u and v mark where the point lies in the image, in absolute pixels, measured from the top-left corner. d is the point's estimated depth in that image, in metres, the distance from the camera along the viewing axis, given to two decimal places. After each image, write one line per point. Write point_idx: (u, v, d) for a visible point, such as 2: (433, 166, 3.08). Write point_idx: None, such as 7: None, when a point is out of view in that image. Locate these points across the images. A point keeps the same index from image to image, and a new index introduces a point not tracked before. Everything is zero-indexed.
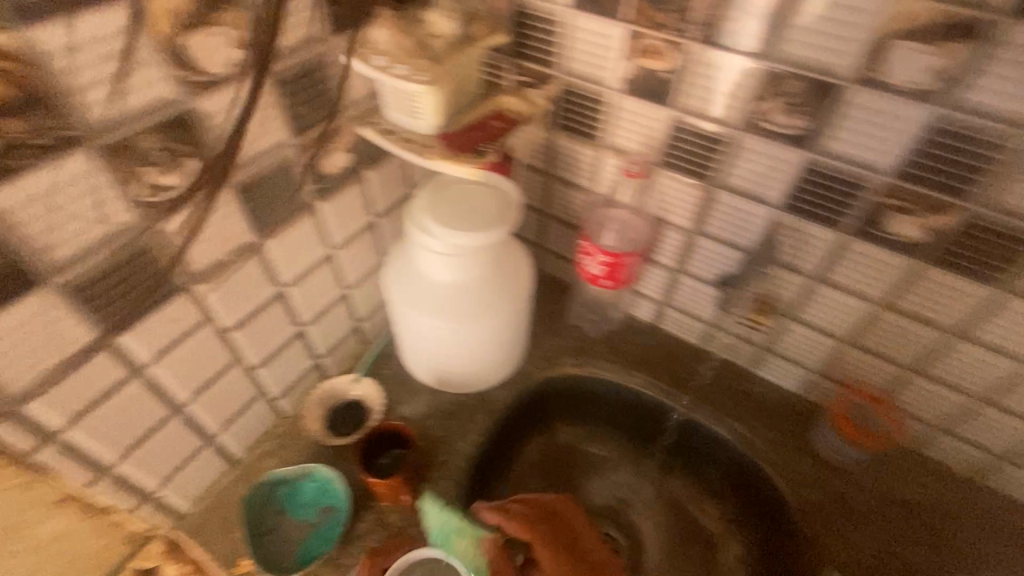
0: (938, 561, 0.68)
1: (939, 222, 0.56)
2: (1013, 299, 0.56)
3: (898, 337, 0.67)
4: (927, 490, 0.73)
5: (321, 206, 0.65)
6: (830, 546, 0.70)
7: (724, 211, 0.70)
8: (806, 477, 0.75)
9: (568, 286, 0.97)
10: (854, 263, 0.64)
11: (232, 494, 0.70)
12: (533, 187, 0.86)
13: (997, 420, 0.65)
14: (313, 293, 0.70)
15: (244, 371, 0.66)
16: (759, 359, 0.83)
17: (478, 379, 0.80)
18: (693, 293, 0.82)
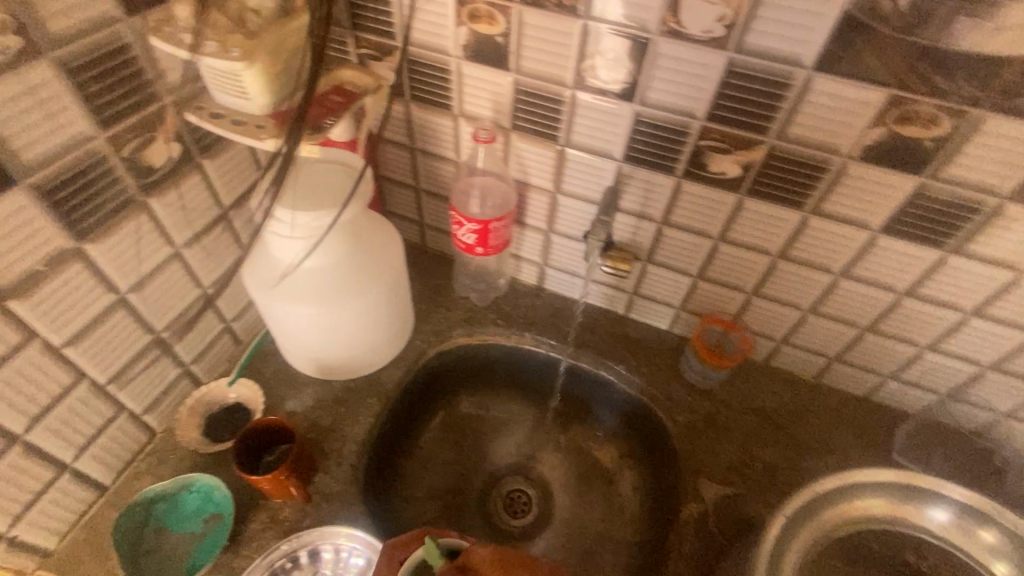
0: (792, 454, 0.78)
1: (749, 158, 0.63)
2: (811, 219, 0.66)
3: (737, 265, 0.76)
4: (781, 395, 0.84)
5: (154, 203, 0.61)
6: (701, 459, 0.77)
7: (575, 168, 0.73)
8: (681, 401, 0.82)
9: (452, 259, 0.98)
10: (690, 204, 0.71)
11: (104, 520, 0.66)
12: (399, 163, 0.85)
13: (817, 323, 0.78)
14: (164, 297, 0.66)
15: (94, 389, 0.61)
16: (632, 303, 0.89)
17: (363, 362, 0.79)
18: (566, 250, 0.86)
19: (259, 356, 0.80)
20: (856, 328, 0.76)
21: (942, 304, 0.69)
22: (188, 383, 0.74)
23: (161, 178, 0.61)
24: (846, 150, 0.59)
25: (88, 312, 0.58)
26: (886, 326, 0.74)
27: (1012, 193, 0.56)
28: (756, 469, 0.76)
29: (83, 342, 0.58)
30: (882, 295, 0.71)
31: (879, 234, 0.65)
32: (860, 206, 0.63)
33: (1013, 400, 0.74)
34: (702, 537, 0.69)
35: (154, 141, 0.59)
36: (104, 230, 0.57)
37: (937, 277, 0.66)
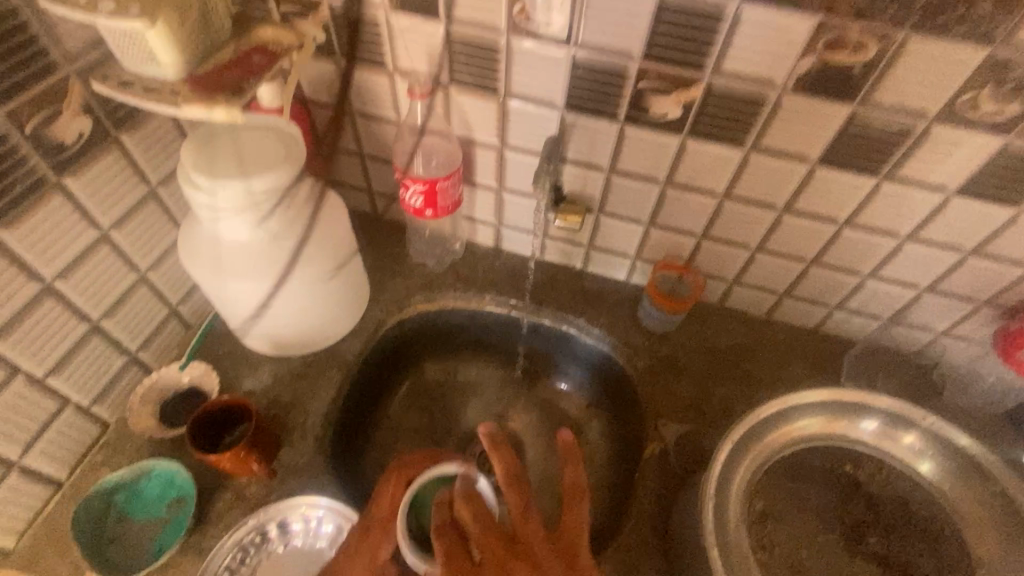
0: (748, 388, 0.81)
1: (689, 97, 0.63)
2: (753, 155, 0.67)
3: (686, 209, 0.76)
4: (736, 333, 0.86)
5: (71, 183, 0.57)
6: (660, 400, 0.79)
7: (518, 120, 0.71)
8: (641, 348, 0.84)
9: (403, 226, 0.94)
10: (635, 150, 0.71)
11: (62, 515, 0.64)
12: (338, 128, 0.81)
13: (766, 261, 0.80)
14: (98, 283, 0.63)
15: (31, 383, 0.59)
16: (588, 257, 0.89)
17: (320, 335, 0.77)
18: (519, 207, 0.84)
19: (210, 338, 0.77)
20: (803, 262, 0.78)
21: (879, 231, 0.71)
22: (137, 371, 0.71)
23: (75, 156, 0.57)
24: (780, 82, 0.59)
25: (12, 302, 0.55)
26: (830, 257, 0.76)
27: (937, 114, 0.58)
28: (713, 404, 0.79)
29: (11, 335, 0.55)
30: (825, 227, 0.73)
31: (818, 166, 0.66)
32: (797, 139, 0.64)
33: (948, 318, 0.78)
34: (664, 472, 0.72)
35: (61, 115, 0.54)
36: (18, 215, 0.53)
37: (873, 204, 0.68)
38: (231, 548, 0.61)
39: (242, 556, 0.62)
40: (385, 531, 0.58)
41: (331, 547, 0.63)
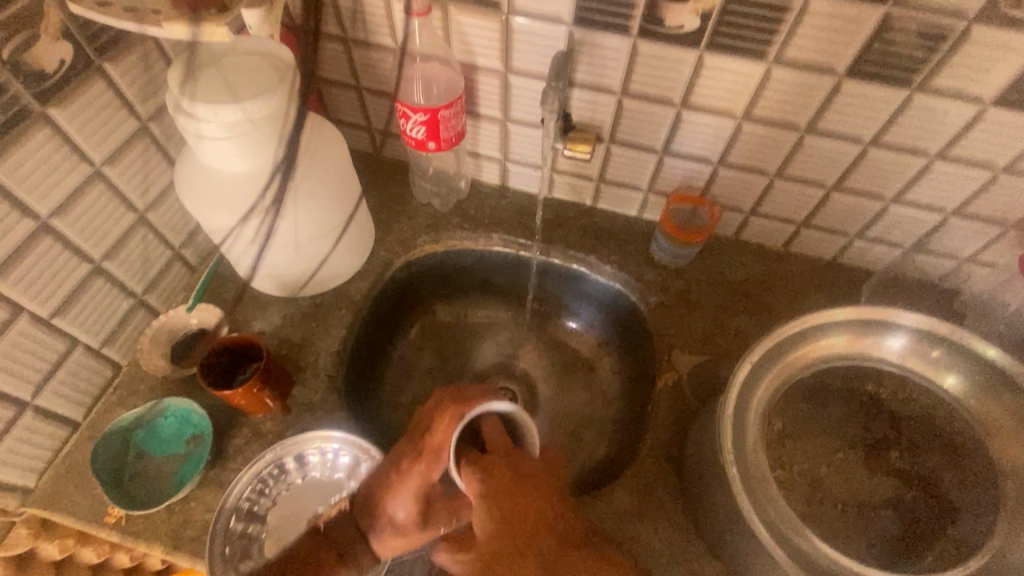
0: (764, 321, 0.79)
1: (708, 4, 0.58)
2: (774, 70, 0.63)
3: (701, 134, 0.72)
4: (751, 267, 0.84)
5: (56, 114, 0.54)
6: (674, 333, 0.78)
7: (524, 40, 0.67)
8: (655, 282, 0.82)
9: (405, 164, 0.91)
10: (649, 68, 0.66)
11: (82, 454, 0.66)
12: (333, 58, 0.77)
13: (785, 188, 0.76)
14: (96, 222, 0.61)
15: (38, 324, 0.58)
16: (598, 192, 0.86)
17: (325, 275, 0.76)
18: (526, 140, 0.81)
19: (216, 281, 0.76)
20: (823, 188, 0.75)
21: (906, 151, 0.67)
22: (145, 314, 0.71)
23: (59, 85, 0.54)
24: None
25: (9, 239, 0.54)
26: (853, 182, 0.73)
27: (977, 14, 0.54)
28: (727, 336, 0.78)
29: (11, 274, 0.54)
30: (849, 149, 0.69)
31: (845, 79, 0.62)
32: (824, 49, 0.60)
33: (974, 244, 0.75)
34: (676, 402, 0.72)
35: (39, 38, 0.51)
36: (4, 147, 0.51)
37: (901, 120, 0.64)
38: (250, 480, 0.62)
39: (262, 487, 0.63)
40: (437, 462, 0.52)
41: (349, 478, 0.64)
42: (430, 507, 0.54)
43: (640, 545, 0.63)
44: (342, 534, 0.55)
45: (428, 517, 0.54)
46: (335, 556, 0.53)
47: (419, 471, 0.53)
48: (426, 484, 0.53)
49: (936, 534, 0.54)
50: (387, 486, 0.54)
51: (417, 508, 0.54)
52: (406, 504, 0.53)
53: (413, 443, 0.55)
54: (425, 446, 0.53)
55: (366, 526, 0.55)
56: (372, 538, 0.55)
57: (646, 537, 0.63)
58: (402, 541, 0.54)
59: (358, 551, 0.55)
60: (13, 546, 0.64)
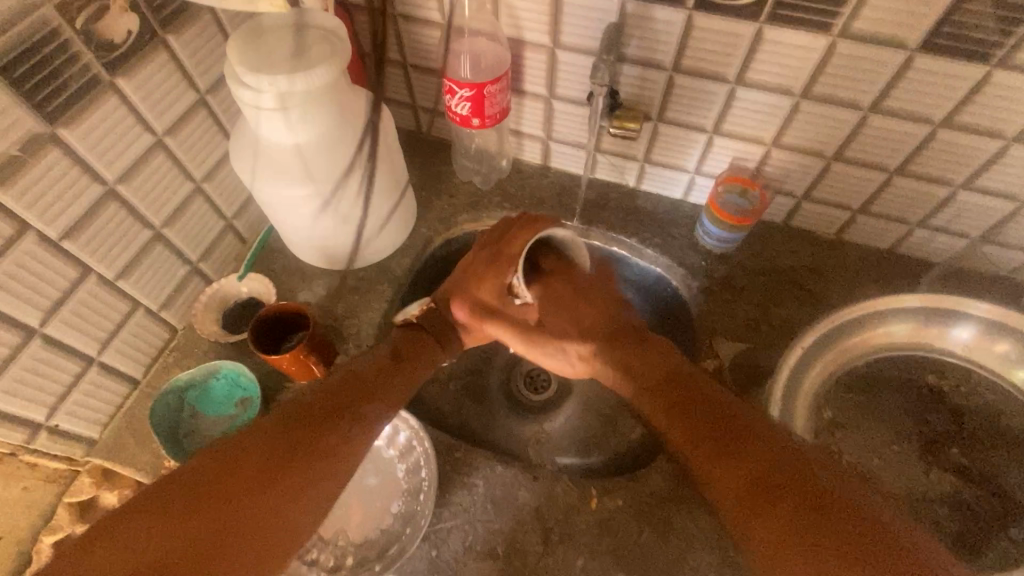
0: (811, 309, 0.76)
1: None
2: (839, 44, 0.59)
3: (758, 112, 0.69)
4: (800, 254, 0.81)
5: (123, 84, 0.56)
6: (717, 319, 0.76)
7: (572, 13, 0.65)
8: (699, 266, 0.80)
9: (448, 142, 0.91)
10: (702, 41, 0.64)
11: (140, 410, 0.70)
12: (381, 34, 0.77)
13: (841, 171, 0.73)
14: (157, 190, 0.64)
15: (103, 285, 0.61)
16: (642, 173, 0.84)
17: (373, 251, 0.78)
18: (570, 118, 0.80)
19: (265, 252, 0.79)
20: (884, 172, 0.71)
21: (980, 131, 0.63)
22: (200, 281, 0.74)
23: (125, 55, 0.56)
24: None
25: (78, 204, 0.56)
26: (916, 166, 0.69)
27: None
28: (774, 324, 0.75)
29: (81, 236, 0.57)
30: (916, 129, 0.65)
31: (917, 54, 0.58)
32: (895, 22, 0.56)
33: None
34: None
35: (109, 9, 0.53)
36: (76, 114, 0.53)
37: (977, 99, 0.60)
38: None
39: None
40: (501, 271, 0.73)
41: (388, 445, 0.66)
42: (504, 305, 0.75)
43: (675, 528, 0.62)
44: (432, 325, 0.72)
45: (501, 311, 0.75)
46: (435, 339, 0.71)
47: (495, 271, 0.73)
48: (500, 284, 0.73)
49: (990, 535, 0.52)
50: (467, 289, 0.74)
51: (496, 304, 0.75)
52: (485, 299, 0.74)
53: (491, 260, 0.74)
54: (501, 252, 0.74)
55: (456, 319, 0.74)
56: (462, 329, 0.75)
57: (683, 522, 0.62)
58: (481, 333, 0.76)
59: (449, 334, 0.74)
60: (78, 493, 0.68)
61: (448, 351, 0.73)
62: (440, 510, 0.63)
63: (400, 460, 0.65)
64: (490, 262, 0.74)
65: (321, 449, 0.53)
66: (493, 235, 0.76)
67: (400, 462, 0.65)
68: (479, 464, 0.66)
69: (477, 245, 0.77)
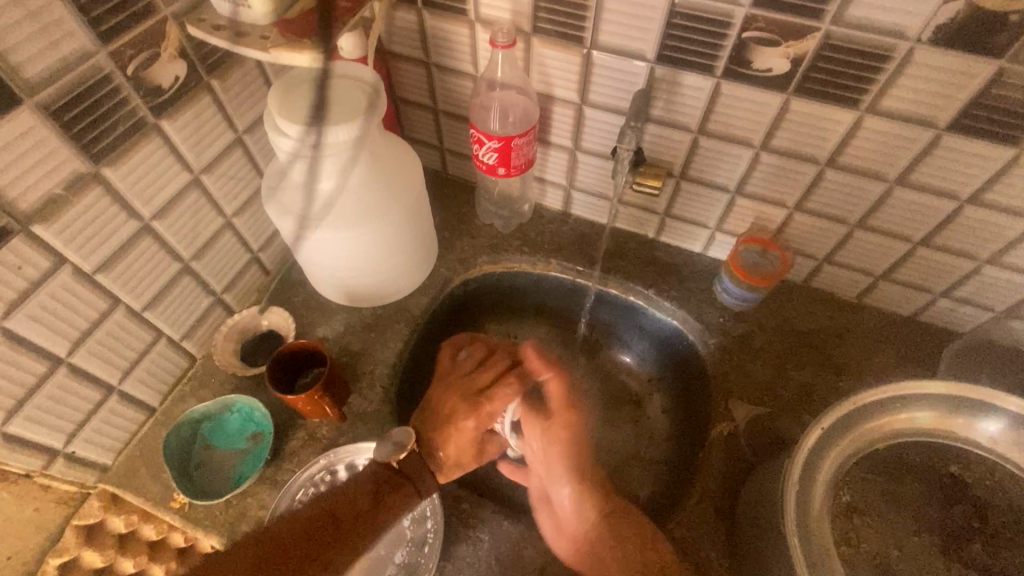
0: (830, 376, 0.75)
1: (800, 49, 0.56)
2: (867, 119, 0.60)
3: (781, 177, 0.70)
4: (819, 316, 0.80)
5: (168, 126, 0.59)
6: (733, 379, 0.75)
7: (602, 73, 0.67)
8: (717, 323, 0.79)
9: (473, 184, 0.93)
10: (730, 108, 0.65)
11: (152, 439, 0.71)
12: (414, 81, 0.79)
13: (865, 239, 0.72)
14: (189, 226, 0.66)
15: (130, 317, 0.63)
16: (663, 226, 0.84)
17: (392, 290, 0.79)
18: (593, 170, 0.81)
19: (287, 285, 0.81)
20: (907, 243, 0.70)
21: (1007, 211, 0.62)
22: (222, 312, 0.75)
23: (171, 100, 0.58)
24: (914, 33, 0.52)
25: (114, 240, 0.58)
26: (943, 239, 0.68)
27: None
28: (791, 389, 0.74)
29: (114, 269, 0.59)
30: (941, 205, 0.65)
31: (946, 133, 0.58)
32: (922, 102, 0.57)
33: None
34: (731, 453, 0.69)
35: (160, 58, 0.55)
36: (121, 154, 0.55)
37: (1006, 179, 0.59)
38: (303, 483, 0.63)
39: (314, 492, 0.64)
40: (488, 413, 0.68)
41: None
42: (482, 438, 0.71)
43: None
44: (416, 472, 0.60)
45: (478, 451, 0.70)
46: (412, 487, 0.59)
47: (480, 413, 0.68)
48: (481, 427, 0.68)
49: None
50: (451, 432, 0.67)
51: (473, 447, 0.69)
52: (462, 445, 0.67)
53: (470, 400, 0.69)
54: (483, 399, 0.69)
55: (431, 464, 0.64)
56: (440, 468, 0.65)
57: None
58: (461, 473, 0.68)
59: (431, 482, 0.61)
60: (86, 516, 0.67)
61: (424, 498, 0.60)
62: (444, 561, 0.63)
63: None
64: (470, 401, 0.69)
65: None
66: (473, 363, 0.73)
67: (406, 510, 0.64)
68: (485, 516, 0.65)
69: (455, 365, 0.74)
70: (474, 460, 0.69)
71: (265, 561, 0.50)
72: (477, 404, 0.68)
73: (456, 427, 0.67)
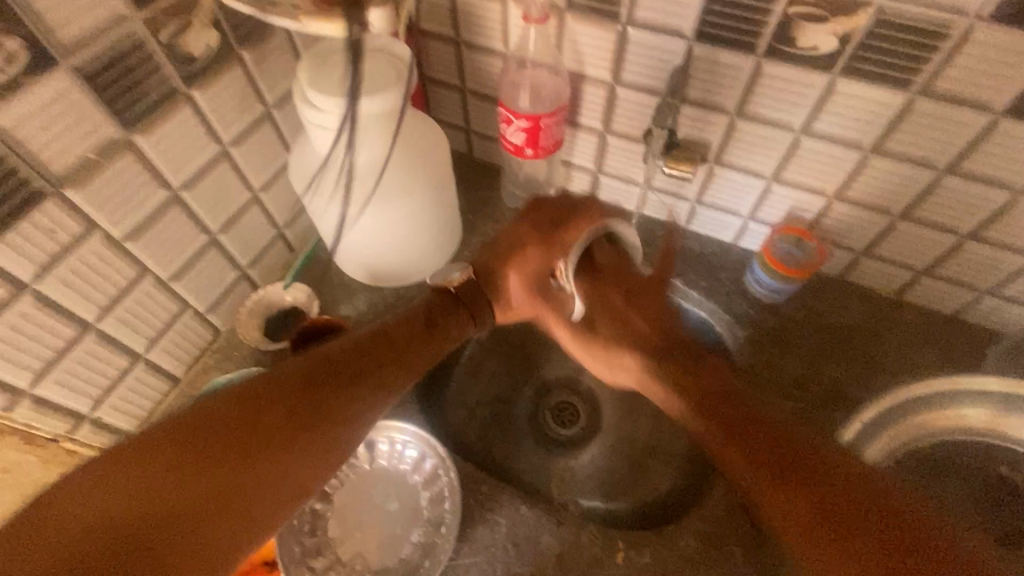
0: (864, 374, 0.72)
1: (849, 26, 0.53)
2: (917, 102, 0.57)
3: (821, 163, 0.67)
4: (853, 311, 0.77)
5: (198, 96, 0.58)
6: (762, 373, 0.73)
7: (637, 52, 0.65)
8: (745, 315, 0.77)
9: (498, 168, 0.91)
10: (771, 89, 0.62)
11: (177, 410, 0.72)
12: (444, 60, 0.78)
13: (907, 231, 0.69)
14: (217, 198, 0.66)
15: (157, 286, 0.63)
16: (692, 213, 0.82)
17: (415, 271, 0.79)
18: (623, 154, 0.79)
19: (311, 263, 0.81)
20: (954, 236, 0.67)
21: None
22: (246, 287, 0.76)
23: (203, 70, 0.58)
24: (975, 9, 0.49)
25: (144, 208, 0.58)
26: (992, 233, 0.64)
27: None
28: (822, 385, 0.72)
29: (143, 238, 0.59)
30: (994, 195, 0.61)
31: (1004, 117, 0.55)
32: (979, 83, 0.53)
33: None
34: None
35: (193, 26, 0.55)
36: (152, 123, 0.55)
37: None
38: None
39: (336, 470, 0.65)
40: (553, 256, 0.67)
41: (414, 471, 0.65)
42: (541, 287, 0.69)
43: None
44: (468, 297, 0.70)
45: (537, 297, 0.70)
46: (467, 314, 0.69)
47: (545, 253, 0.68)
48: (544, 269, 0.68)
49: None
50: (512, 264, 0.70)
51: (532, 286, 0.69)
52: (523, 279, 0.69)
53: (541, 233, 0.69)
54: (552, 239, 0.68)
55: (491, 291, 0.71)
56: (498, 303, 0.71)
57: None
58: (513, 308, 0.72)
59: (483, 307, 0.70)
60: None
61: (477, 324, 0.71)
62: (461, 543, 0.62)
63: (424, 488, 0.65)
64: (540, 235, 0.69)
65: (280, 442, 0.49)
66: (558, 205, 0.71)
67: (424, 490, 0.64)
68: (503, 500, 0.64)
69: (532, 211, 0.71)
70: (529, 303, 0.71)
71: (302, 388, 0.52)
72: (541, 242, 0.68)
73: (523, 260, 0.69)
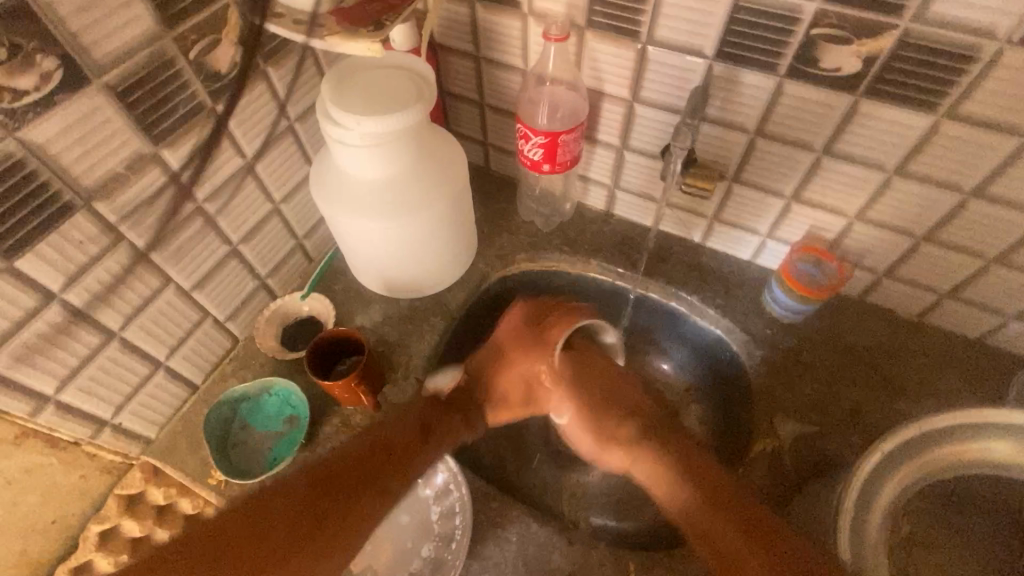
0: (885, 399, 0.71)
1: (874, 48, 0.53)
2: (944, 124, 0.56)
3: (843, 184, 0.66)
4: (874, 332, 0.76)
5: (224, 111, 0.60)
6: (779, 394, 0.72)
7: (657, 70, 0.65)
8: (763, 335, 0.76)
9: (515, 181, 0.92)
10: (792, 110, 0.62)
11: (194, 416, 0.73)
12: (464, 75, 0.79)
13: (931, 254, 0.68)
14: (239, 210, 0.67)
15: (178, 295, 0.64)
16: (710, 230, 0.81)
17: (429, 284, 0.79)
18: (640, 170, 0.79)
19: (329, 273, 0.82)
20: (980, 260, 0.65)
21: None
22: (264, 296, 0.77)
23: (229, 85, 0.59)
24: (1004, 32, 0.48)
25: (168, 220, 0.59)
26: (1021, 257, 0.63)
27: None
28: (841, 408, 0.70)
29: (168, 249, 0.61)
30: (1022, 219, 0.60)
31: None
32: (1007, 107, 0.52)
33: None
34: (773, 471, 0.67)
35: (221, 43, 0.56)
36: (179, 137, 0.57)
37: None
38: None
39: None
40: (544, 355, 0.69)
41: (425, 485, 0.65)
42: (533, 385, 0.71)
43: None
44: (461, 401, 0.68)
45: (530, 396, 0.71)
46: (461, 417, 0.66)
47: (534, 353, 0.70)
48: (535, 366, 0.70)
49: None
50: (502, 366, 0.70)
51: (524, 385, 0.70)
52: (515, 380, 0.70)
53: (526, 333, 0.71)
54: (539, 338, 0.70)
55: (483, 398, 0.70)
56: (489, 407, 0.69)
57: None
58: (509, 410, 0.70)
59: (477, 414, 0.69)
60: (127, 486, 0.70)
61: (472, 430, 0.67)
62: (470, 560, 0.62)
63: (435, 502, 0.65)
64: (529, 336, 0.71)
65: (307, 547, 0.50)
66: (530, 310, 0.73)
67: (436, 504, 0.65)
68: (514, 517, 0.64)
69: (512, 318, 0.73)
70: (523, 404, 0.70)
71: (314, 492, 0.53)
72: (530, 340, 0.71)
73: (510, 360, 0.70)
